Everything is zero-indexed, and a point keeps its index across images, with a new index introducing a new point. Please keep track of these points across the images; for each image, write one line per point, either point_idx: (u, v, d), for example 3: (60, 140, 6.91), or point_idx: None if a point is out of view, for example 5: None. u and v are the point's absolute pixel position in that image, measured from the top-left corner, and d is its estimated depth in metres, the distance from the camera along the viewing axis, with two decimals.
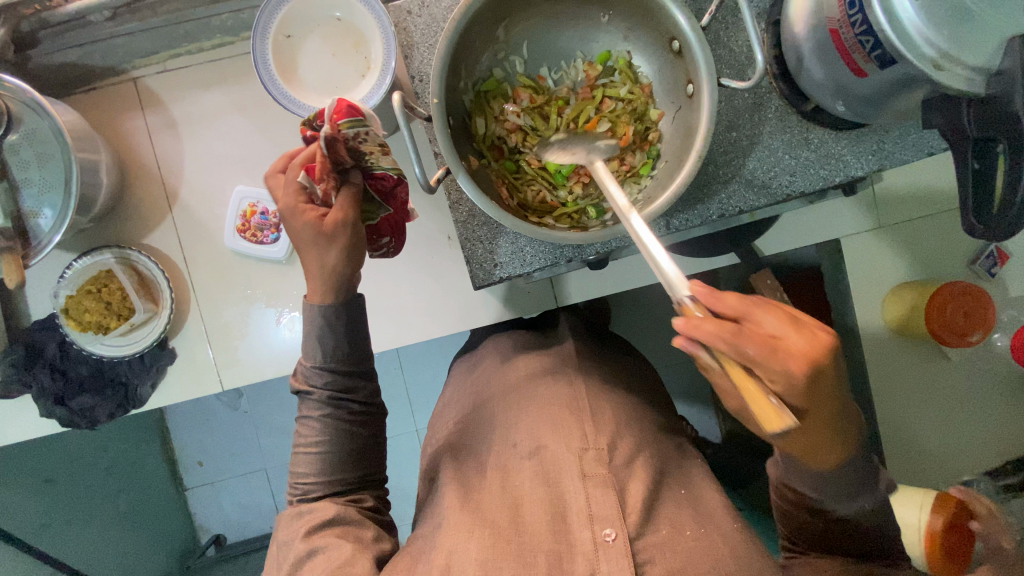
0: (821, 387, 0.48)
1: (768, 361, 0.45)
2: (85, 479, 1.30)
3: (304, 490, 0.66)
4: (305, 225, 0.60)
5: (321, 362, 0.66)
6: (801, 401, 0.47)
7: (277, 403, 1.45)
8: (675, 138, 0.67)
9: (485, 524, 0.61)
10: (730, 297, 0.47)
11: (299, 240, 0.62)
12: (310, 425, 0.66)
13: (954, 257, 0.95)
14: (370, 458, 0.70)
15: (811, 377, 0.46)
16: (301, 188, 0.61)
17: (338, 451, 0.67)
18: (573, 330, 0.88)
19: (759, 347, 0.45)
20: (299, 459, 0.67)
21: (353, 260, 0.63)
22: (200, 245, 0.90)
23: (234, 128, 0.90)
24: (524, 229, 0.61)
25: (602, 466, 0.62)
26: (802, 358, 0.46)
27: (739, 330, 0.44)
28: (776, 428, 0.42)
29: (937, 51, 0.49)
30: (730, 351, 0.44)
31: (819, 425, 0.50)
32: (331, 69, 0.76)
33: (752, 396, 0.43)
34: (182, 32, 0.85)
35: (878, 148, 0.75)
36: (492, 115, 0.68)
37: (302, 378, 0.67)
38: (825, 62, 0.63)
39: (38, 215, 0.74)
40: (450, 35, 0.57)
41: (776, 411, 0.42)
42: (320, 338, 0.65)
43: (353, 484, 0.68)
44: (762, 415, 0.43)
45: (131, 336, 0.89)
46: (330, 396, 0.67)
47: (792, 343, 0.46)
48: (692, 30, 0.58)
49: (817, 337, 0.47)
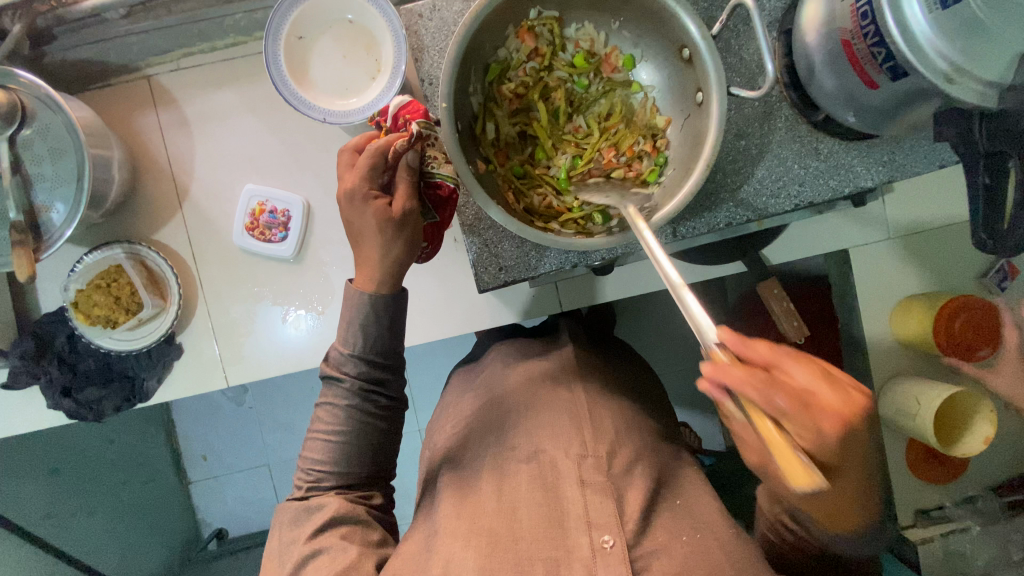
0: (856, 445, 0.48)
1: (800, 415, 0.46)
2: (91, 470, 1.32)
3: (315, 476, 0.66)
4: (371, 214, 0.59)
5: (359, 351, 0.65)
6: (829, 458, 0.48)
7: (282, 399, 1.46)
8: (683, 146, 0.66)
9: (484, 532, 0.61)
10: (759, 345, 0.47)
11: (358, 225, 0.61)
12: (334, 412, 0.65)
13: (964, 270, 0.95)
14: (387, 456, 0.69)
15: (846, 436, 0.47)
16: (377, 175, 0.60)
17: (355, 443, 0.66)
18: (576, 337, 0.88)
19: (792, 401, 0.45)
20: (314, 445, 0.66)
21: (399, 259, 0.62)
22: (210, 242, 0.91)
23: (245, 127, 0.90)
24: (532, 234, 0.61)
25: (601, 475, 0.62)
26: (837, 415, 0.47)
27: (769, 379, 0.44)
28: (805, 486, 0.39)
29: (950, 64, 0.48)
30: (761, 401, 0.42)
31: (843, 495, 0.51)
32: (341, 69, 0.76)
33: (777, 447, 0.40)
34: (197, 32, 0.85)
35: (889, 159, 0.74)
36: (498, 119, 0.68)
37: (334, 363, 0.66)
38: (837, 72, 0.63)
39: (50, 209, 0.75)
40: (461, 39, 0.58)
41: (807, 470, 0.39)
42: (363, 326, 0.64)
43: (364, 479, 0.67)
44: (788, 470, 0.40)
45: (140, 330, 0.90)
46: (360, 386, 0.65)
47: (825, 399, 0.47)
48: (703, 39, 0.59)
49: (849, 396, 0.48)
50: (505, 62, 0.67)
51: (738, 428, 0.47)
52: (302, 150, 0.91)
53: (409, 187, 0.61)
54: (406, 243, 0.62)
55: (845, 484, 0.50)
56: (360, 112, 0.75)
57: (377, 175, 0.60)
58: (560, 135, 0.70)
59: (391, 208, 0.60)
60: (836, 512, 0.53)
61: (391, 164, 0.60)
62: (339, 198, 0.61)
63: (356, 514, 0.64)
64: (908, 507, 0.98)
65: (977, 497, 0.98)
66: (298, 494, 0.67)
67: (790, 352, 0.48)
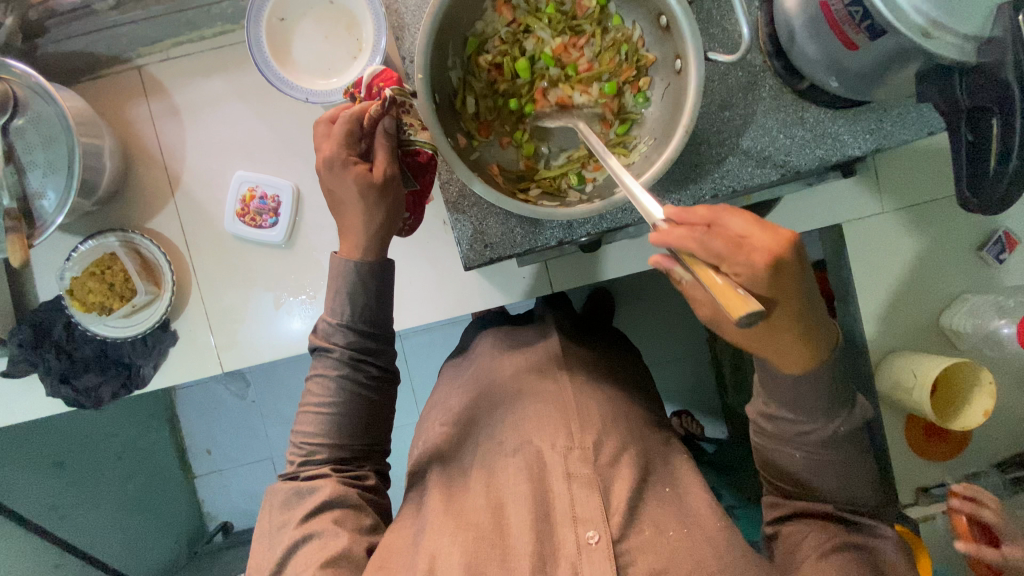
0: (789, 278, 0.46)
1: (733, 256, 0.44)
2: (96, 464, 1.34)
3: (309, 450, 0.65)
4: (350, 180, 0.60)
5: (349, 320, 0.65)
6: (770, 292, 0.46)
7: (283, 391, 1.48)
8: (665, 113, 0.67)
9: (469, 527, 0.61)
10: (697, 207, 0.47)
11: (340, 194, 0.61)
12: (325, 383, 0.65)
13: (962, 244, 0.93)
14: (380, 429, 0.69)
15: (778, 271, 0.45)
16: (355, 142, 0.61)
17: (347, 414, 0.65)
18: (557, 324, 0.89)
19: (724, 244, 0.44)
20: (307, 418, 0.66)
21: (385, 226, 0.63)
22: (203, 230, 0.92)
23: (234, 115, 0.91)
24: (511, 204, 0.62)
25: (586, 466, 0.62)
26: (768, 252, 0.45)
27: (704, 231, 0.44)
28: (740, 313, 0.41)
29: (925, 19, 0.48)
30: (697, 253, 0.44)
31: (789, 331, 0.50)
32: (323, 51, 0.77)
33: (716, 289, 0.43)
34: (184, 20, 0.87)
35: (876, 127, 0.73)
36: (478, 90, 0.68)
37: (323, 334, 0.66)
38: (818, 38, 0.62)
39: (42, 197, 0.76)
40: (435, 11, 0.57)
41: (742, 299, 0.41)
42: (351, 296, 0.64)
43: (359, 453, 0.67)
44: (727, 304, 0.42)
45: (134, 317, 0.91)
46: (351, 356, 0.65)
47: (758, 239, 0.45)
48: (679, 4, 0.58)
49: (783, 233, 0.46)
50: (482, 35, 0.67)
51: (694, 288, 0.49)
52: (291, 137, 0.92)
53: (386, 153, 0.61)
54: (389, 210, 0.62)
55: (791, 315, 0.48)
56: (341, 90, 0.76)
57: (355, 143, 0.61)
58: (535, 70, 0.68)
59: (373, 174, 0.60)
60: (781, 350, 0.51)
61: (367, 131, 0.61)
62: (319, 168, 0.61)
63: (350, 499, 0.63)
64: (908, 486, 0.96)
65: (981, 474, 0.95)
66: (290, 471, 0.66)
67: (725, 206, 0.46)
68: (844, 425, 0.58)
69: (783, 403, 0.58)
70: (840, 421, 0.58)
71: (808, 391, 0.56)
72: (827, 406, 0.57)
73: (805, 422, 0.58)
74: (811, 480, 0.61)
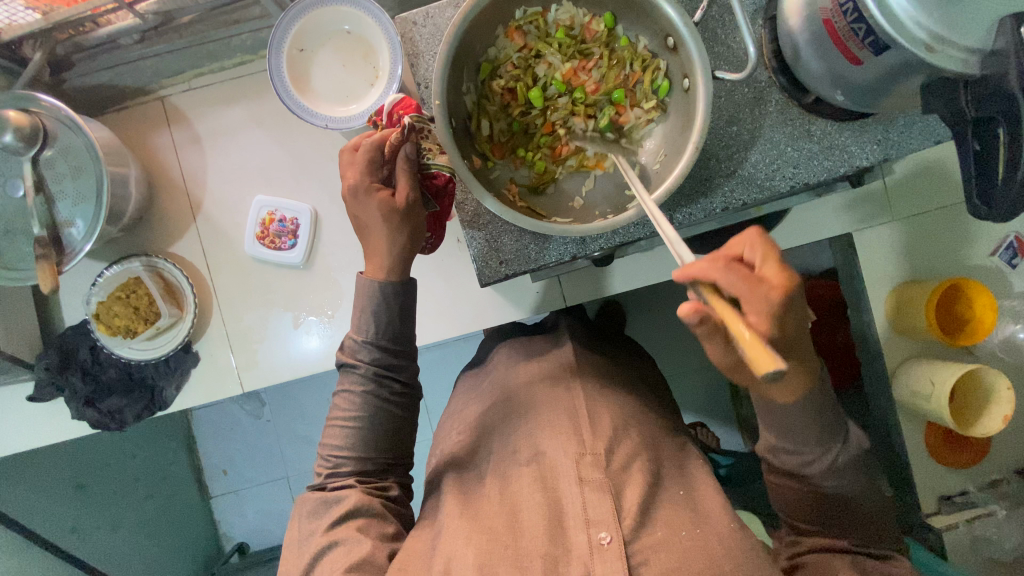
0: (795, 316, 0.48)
1: (756, 294, 0.45)
2: (115, 484, 1.35)
3: (335, 463, 0.67)
4: (374, 204, 0.62)
5: (373, 337, 0.66)
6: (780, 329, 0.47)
7: (299, 409, 1.50)
8: (672, 131, 0.69)
9: (483, 531, 0.61)
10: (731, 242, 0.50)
11: (364, 218, 0.64)
12: (351, 399, 0.66)
13: (976, 249, 0.93)
14: (403, 443, 0.70)
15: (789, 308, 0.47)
16: (377, 169, 0.63)
17: (372, 429, 0.67)
18: (572, 334, 0.89)
19: (747, 281, 0.45)
20: (333, 432, 0.67)
21: (408, 246, 0.65)
22: (223, 252, 0.94)
23: (253, 141, 0.94)
24: (526, 222, 0.63)
25: (598, 471, 0.62)
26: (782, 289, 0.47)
27: (729, 265, 0.46)
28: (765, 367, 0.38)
29: (928, 35, 0.48)
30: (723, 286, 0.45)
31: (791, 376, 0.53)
32: (341, 78, 0.80)
33: (743, 341, 0.40)
34: (206, 52, 0.93)
35: (883, 137, 0.74)
36: (491, 113, 0.70)
37: (349, 351, 0.67)
38: (822, 54, 0.63)
39: (71, 225, 0.79)
40: (451, 40, 0.60)
41: (768, 354, 0.38)
42: (375, 313, 0.66)
43: (382, 467, 0.68)
44: (754, 356, 0.39)
45: (157, 340, 0.93)
46: (376, 372, 0.67)
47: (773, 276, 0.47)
48: (685, 25, 0.60)
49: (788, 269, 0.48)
50: (494, 60, 0.69)
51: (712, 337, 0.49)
52: (308, 161, 0.94)
53: (407, 177, 0.63)
54: (411, 229, 0.64)
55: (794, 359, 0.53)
56: (361, 117, 0.78)
57: (376, 169, 0.63)
58: (546, 95, 0.70)
59: (395, 199, 0.63)
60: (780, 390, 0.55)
61: (388, 158, 0.63)
62: (344, 195, 0.64)
63: (372, 508, 0.64)
64: (932, 494, 0.95)
65: (1004, 481, 0.96)
66: (317, 482, 0.67)
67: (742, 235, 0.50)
68: (848, 454, 0.60)
69: (779, 439, 0.60)
70: (844, 449, 0.60)
71: (805, 423, 0.58)
72: (824, 439, 0.58)
73: (806, 453, 0.59)
74: (828, 513, 0.61)
